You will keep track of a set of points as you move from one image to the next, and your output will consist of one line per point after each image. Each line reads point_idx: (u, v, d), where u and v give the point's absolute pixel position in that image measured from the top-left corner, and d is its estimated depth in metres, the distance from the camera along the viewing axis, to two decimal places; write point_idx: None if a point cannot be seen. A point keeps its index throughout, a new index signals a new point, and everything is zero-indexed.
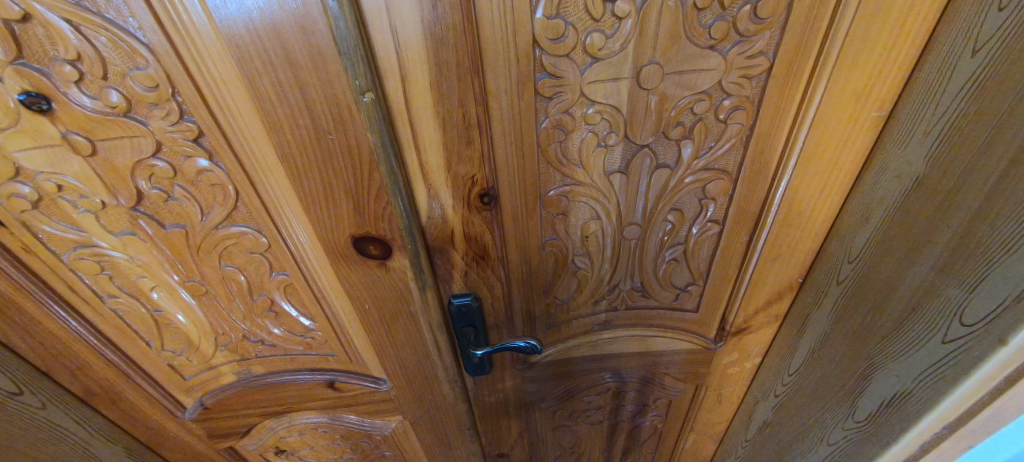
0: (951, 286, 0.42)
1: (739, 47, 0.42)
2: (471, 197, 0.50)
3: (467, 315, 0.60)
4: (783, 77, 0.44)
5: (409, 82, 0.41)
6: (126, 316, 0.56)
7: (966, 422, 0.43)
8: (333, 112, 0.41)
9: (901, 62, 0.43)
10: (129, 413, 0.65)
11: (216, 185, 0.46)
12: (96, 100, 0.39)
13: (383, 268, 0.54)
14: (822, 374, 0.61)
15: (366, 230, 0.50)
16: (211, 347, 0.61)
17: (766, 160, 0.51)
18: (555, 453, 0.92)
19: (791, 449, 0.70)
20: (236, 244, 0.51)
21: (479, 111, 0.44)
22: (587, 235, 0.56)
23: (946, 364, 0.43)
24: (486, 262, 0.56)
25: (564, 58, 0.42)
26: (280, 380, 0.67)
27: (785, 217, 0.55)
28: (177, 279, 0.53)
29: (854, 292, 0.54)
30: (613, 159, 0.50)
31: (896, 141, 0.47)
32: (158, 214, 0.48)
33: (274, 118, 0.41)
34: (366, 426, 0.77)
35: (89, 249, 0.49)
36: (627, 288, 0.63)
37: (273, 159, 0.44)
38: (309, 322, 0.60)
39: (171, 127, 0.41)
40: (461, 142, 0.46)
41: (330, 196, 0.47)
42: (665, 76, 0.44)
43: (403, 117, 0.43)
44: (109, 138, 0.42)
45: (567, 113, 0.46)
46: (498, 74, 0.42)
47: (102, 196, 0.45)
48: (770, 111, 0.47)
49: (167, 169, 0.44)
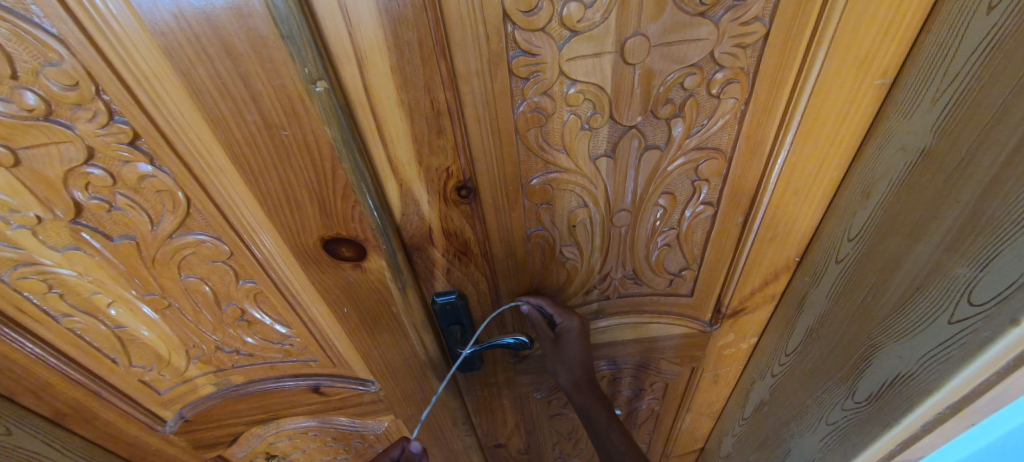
0: (958, 265, 0.40)
1: (732, 13, 0.38)
2: (447, 191, 0.46)
3: (452, 312, 0.57)
4: (781, 45, 0.40)
5: (368, 67, 0.37)
6: (86, 334, 0.52)
7: (970, 401, 0.42)
8: (284, 105, 0.37)
9: (909, 23, 0.40)
10: (105, 430, 0.62)
11: (163, 191, 0.41)
12: (9, 103, 0.34)
13: (359, 269, 0.51)
14: (820, 354, 0.59)
15: (336, 231, 0.47)
16: (184, 359, 0.58)
17: (761, 136, 0.47)
18: (553, 440, 0.91)
19: (788, 428, 0.69)
20: (195, 253, 0.47)
21: (448, 96, 0.40)
22: (574, 224, 0.53)
23: (952, 346, 0.41)
24: (468, 258, 0.53)
25: (539, 33, 0.37)
26: (262, 388, 0.64)
27: (782, 195, 0.52)
28: (136, 293, 0.50)
29: (853, 270, 0.52)
30: (598, 143, 0.46)
31: (900, 110, 0.44)
32: (103, 225, 0.43)
33: (217, 114, 0.37)
34: (358, 427, 0.75)
35: (32, 267, 0.45)
36: (619, 277, 0.60)
37: (224, 159, 0.40)
38: (285, 329, 0.57)
39: (102, 130, 0.37)
40: (431, 131, 0.42)
41: (291, 197, 0.44)
42: (652, 49, 0.40)
43: (363, 106, 0.39)
44: (32, 146, 0.37)
45: (546, 95, 0.42)
46: (467, 54, 0.37)
47: (36, 210, 0.41)
48: (768, 83, 0.43)
49: (105, 177, 0.40)
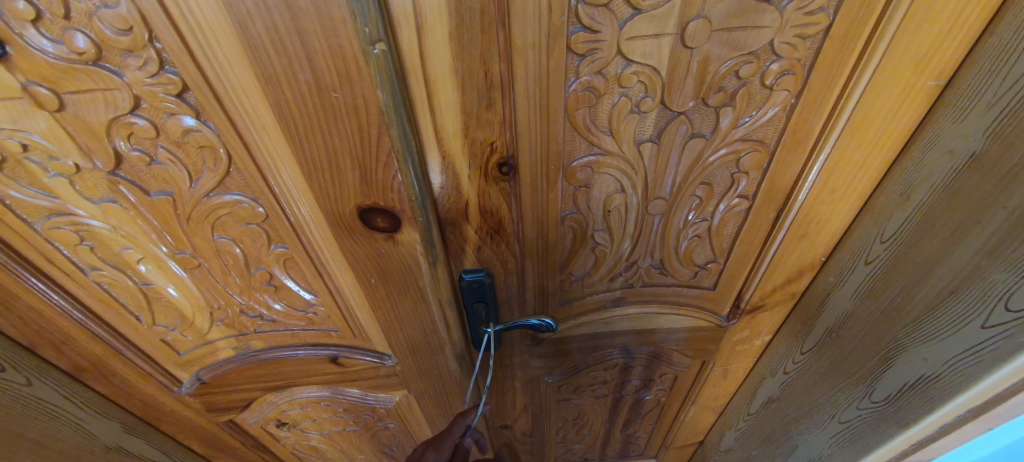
0: (998, 270, 0.40)
1: (799, 1, 0.37)
2: (489, 167, 0.46)
3: (478, 291, 0.56)
4: (842, 37, 0.40)
5: (426, 32, 0.36)
6: (112, 290, 0.52)
7: (989, 407, 0.43)
8: (337, 66, 0.36)
9: (975, 22, 0.38)
10: (122, 388, 0.62)
11: (205, 148, 0.41)
12: (59, 45, 0.33)
13: (391, 242, 0.50)
14: (841, 353, 0.60)
15: (374, 201, 0.46)
16: (207, 321, 0.58)
17: (806, 131, 0.47)
18: (558, 425, 0.93)
19: (797, 425, 0.70)
20: (230, 214, 0.47)
21: (503, 68, 0.39)
22: (609, 209, 0.53)
23: (982, 350, 0.42)
24: (501, 237, 0.53)
25: (602, 9, 0.36)
26: (282, 355, 0.64)
27: (818, 193, 0.52)
28: (166, 251, 0.49)
29: (885, 271, 0.52)
30: (644, 127, 0.46)
31: (951, 113, 0.43)
32: (141, 179, 0.43)
33: (269, 70, 0.36)
34: (370, 400, 0.76)
35: (66, 218, 0.44)
36: (645, 266, 0.61)
37: (270, 119, 0.39)
38: (311, 297, 0.57)
39: (151, 79, 0.36)
40: (481, 105, 0.41)
41: (333, 163, 0.43)
42: (713, 34, 0.39)
43: (417, 73, 0.38)
44: (79, 91, 0.36)
45: (599, 74, 0.41)
46: (526, 26, 0.37)
47: (75, 158, 0.40)
48: (822, 76, 0.42)
49: (149, 129, 0.39)
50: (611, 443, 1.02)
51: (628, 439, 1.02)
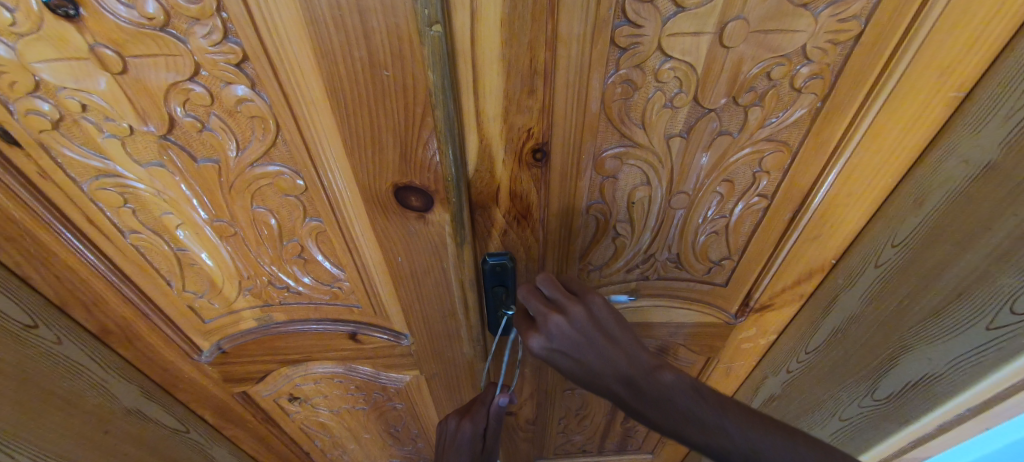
0: (1006, 275, 0.45)
1: (833, 9, 0.39)
2: (524, 152, 0.48)
3: (500, 275, 0.57)
4: (871, 45, 0.42)
5: (480, 17, 0.37)
6: (148, 253, 0.54)
7: (1001, 399, 0.48)
8: (392, 45, 0.37)
9: (997, 37, 0.40)
10: (145, 352, 0.64)
11: (256, 117, 0.42)
12: (131, 10, 0.34)
13: (422, 221, 0.52)
14: (843, 354, 0.63)
15: (410, 179, 0.48)
16: (234, 290, 0.60)
17: (829, 134, 0.49)
18: (561, 415, 0.94)
19: (798, 421, 0.74)
20: (271, 185, 0.49)
21: (547, 57, 0.41)
22: (633, 201, 0.55)
23: (988, 350, 0.47)
24: (527, 222, 0.55)
25: (648, 4, 0.38)
26: (302, 329, 0.65)
27: (836, 196, 0.54)
28: (205, 218, 0.51)
29: (895, 274, 0.55)
30: (675, 122, 0.48)
31: (969, 124, 0.45)
32: (190, 145, 0.44)
33: (327, 46, 0.37)
34: (382, 379, 0.77)
35: (113, 179, 0.46)
36: (662, 259, 0.63)
37: (320, 93, 0.40)
38: (337, 271, 0.59)
39: (213, 48, 0.37)
40: (523, 91, 0.43)
41: (376, 139, 0.44)
42: (750, 35, 0.41)
43: (466, 56, 0.40)
44: (143, 55, 0.37)
45: (638, 68, 0.43)
46: (573, 17, 0.38)
47: (130, 121, 0.42)
48: (849, 82, 0.44)
49: (204, 96, 0.40)
50: (610, 436, 1.03)
51: (628, 434, 1.03)
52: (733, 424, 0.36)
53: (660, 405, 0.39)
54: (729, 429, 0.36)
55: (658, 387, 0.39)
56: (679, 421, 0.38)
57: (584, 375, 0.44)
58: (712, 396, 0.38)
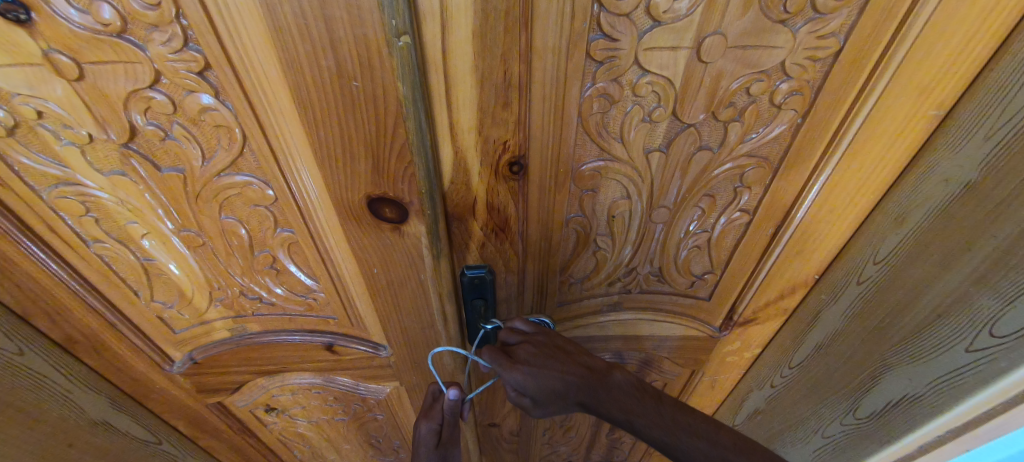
0: (985, 296, 0.44)
1: (811, 25, 0.39)
2: (500, 165, 0.47)
3: (478, 287, 0.55)
4: (850, 62, 0.41)
5: (451, 29, 0.36)
6: (113, 262, 0.53)
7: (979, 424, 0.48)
8: (360, 55, 0.36)
9: (975, 58, 0.40)
10: (113, 363, 0.62)
11: (221, 126, 0.41)
12: (85, 15, 0.33)
13: (397, 233, 0.51)
14: (825, 371, 0.63)
15: (384, 191, 0.46)
16: (205, 300, 0.58)
17: (810, 150, 0.48)
18: (545, 426, 0.92)
19: (782, 436, 0.74)
20: (239, 195, 0.47)
21: (522, 69, 0.40)
22: (614, 214, 0.54)
23: (968, 372, 0.47)
24: (505, 235, 0.54)
25: (623, 18, 0.37)
26: (276, 340, 0.64)
27: (818, 211, 0.53)
28: (172, 228, 0.50)
29: (877, 291, 0.54)
30: (654, 137, 0.47)
31: (948, 143, 0.45)
32: (153, 154, 0.43)
33: (292, 55, 0.36)
34: (360, 390, 0.75)
35: (74, 187, 0.45)
36: (644, 273, 0.62)
37: (288, 103, 0.39)
38: (312, 282, 0.57)
39: (173, 55, 0.36)
40: (498, 103, 0.42)
41: (348, 152, 0.43)
42: (728, 50, 0.40)
43: (437, 67, 0.39)
44: (99, 62, 0.36)
45: (615, 81, 0.42)
46: (548, 29, 0.37)
47: (89, 129, 0.41)
48: (829, 99, 0.44)
49: (166, 104, 0.39)
50: (596, 447, 1.02)
51: (613, 445, 1.01)
52: (666, 407, 0.46)
53: (619, 404, 0.47)
54: (663, 411, 0.46)
55: (607, 384, 0.49)
56: (635, 417, 0.46)
57: (549, 394, 0.50)
58: (649, 390, 0.48)
